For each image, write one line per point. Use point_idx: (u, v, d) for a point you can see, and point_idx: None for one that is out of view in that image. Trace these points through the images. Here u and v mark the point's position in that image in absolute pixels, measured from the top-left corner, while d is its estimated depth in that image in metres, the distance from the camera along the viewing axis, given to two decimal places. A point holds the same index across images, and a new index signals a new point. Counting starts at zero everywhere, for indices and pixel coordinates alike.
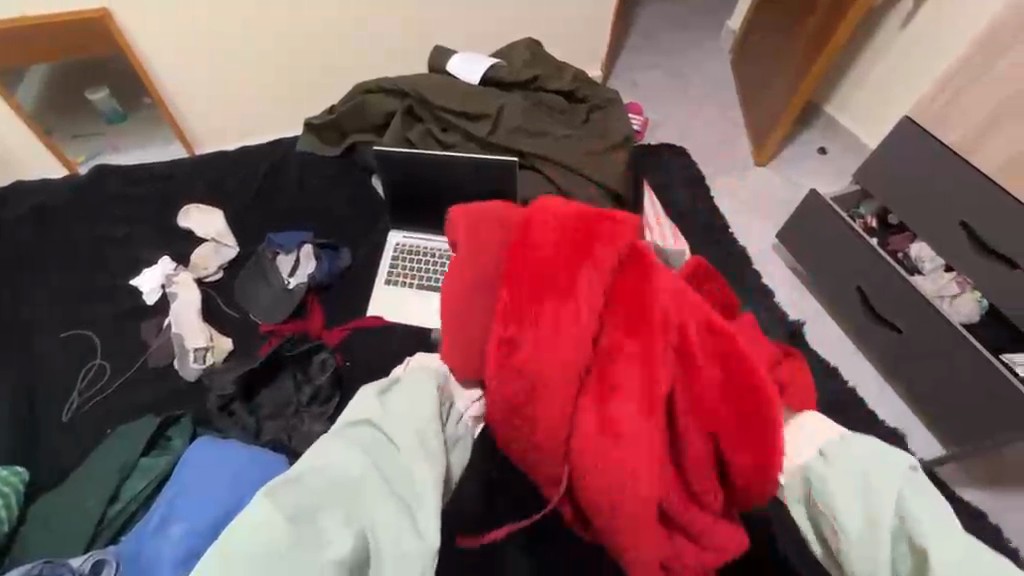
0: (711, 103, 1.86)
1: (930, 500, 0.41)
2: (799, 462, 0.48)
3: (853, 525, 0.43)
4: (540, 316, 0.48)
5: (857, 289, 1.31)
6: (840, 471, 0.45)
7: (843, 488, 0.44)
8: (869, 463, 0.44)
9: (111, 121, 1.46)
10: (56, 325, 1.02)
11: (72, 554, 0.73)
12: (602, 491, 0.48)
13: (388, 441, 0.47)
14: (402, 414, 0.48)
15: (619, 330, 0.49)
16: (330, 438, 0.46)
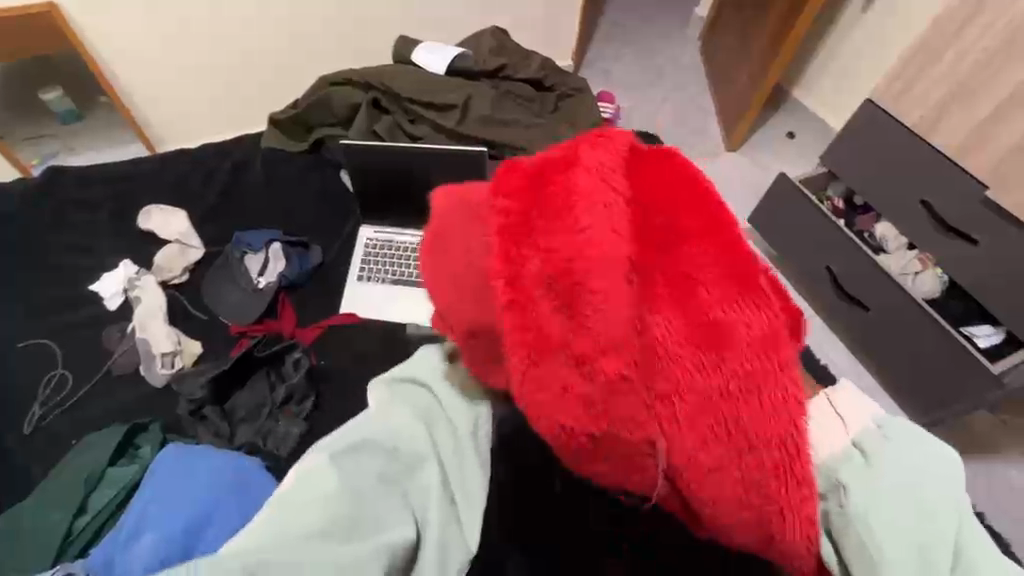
0: (682, 91, 1.87)
1: (979, 538, 0.35)
2: (829, 453, 0.37)
3: (903, 559, 0.34)
4: (563, 219, 0.34)
5: (826, 269, 1.34)
6: (890, 464, 0.36)
7: (896, 509, 0.35)
8: (927, 459, 0.36)
9: (65, 122, 1.39)
10: (12, 336, 0.97)
11: (37, 570, 0.70)
12: (713, 430, 0.33)
13: (447, 419, 0.41)
14: (458, 390, 0.42)
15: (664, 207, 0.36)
16: (386, 406, 0.41)
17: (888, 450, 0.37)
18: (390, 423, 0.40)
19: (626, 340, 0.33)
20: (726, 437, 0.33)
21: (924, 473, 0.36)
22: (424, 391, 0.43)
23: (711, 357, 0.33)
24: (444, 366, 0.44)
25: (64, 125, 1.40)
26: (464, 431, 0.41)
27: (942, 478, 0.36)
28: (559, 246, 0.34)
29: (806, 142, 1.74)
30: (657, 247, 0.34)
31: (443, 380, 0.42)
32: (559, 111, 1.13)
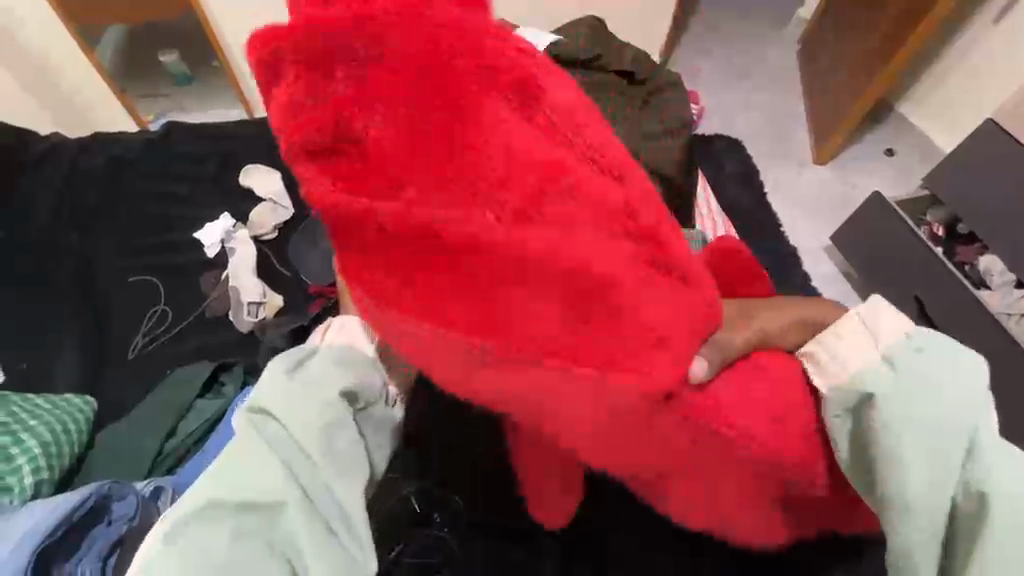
0: (772, 95, 1.78)
1: (1003, 435, 0.41)
2: (882, 357, 0.42)
3: (918, 462, 0.40)
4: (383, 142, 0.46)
5: (914, 298, 1.25)
6: (921, 377, 0.41)
7: (918, 421, 0.40)
8: (964, 378, 0.41)
9: (179, 83, 1.51)
10: (123, 271, 1.08)
11: (132, 480, 0.79)
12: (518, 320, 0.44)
13: (300, 450, 0.46)
14: (307, 407, 0.48)
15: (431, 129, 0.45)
16: (240, 443, 0.45)
17: (929, 350, 0.42)
18: (239, 470, 0.44)
19: (408, 164, 0.45)
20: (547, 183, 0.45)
21: (977, 380, 0.41)
22: (274, 420, 0.47)
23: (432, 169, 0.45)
24: (290, 384, 0.49)
25: (177, 86, 1.52)
26: (318, 448, 0.47)
27: (980, 377, 0.41)
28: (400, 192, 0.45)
29: (906, 161, 1.61)
30: (429, 67, 0.46)
31: (289, 411, 0.47)
32: (648, 105, 1.10)
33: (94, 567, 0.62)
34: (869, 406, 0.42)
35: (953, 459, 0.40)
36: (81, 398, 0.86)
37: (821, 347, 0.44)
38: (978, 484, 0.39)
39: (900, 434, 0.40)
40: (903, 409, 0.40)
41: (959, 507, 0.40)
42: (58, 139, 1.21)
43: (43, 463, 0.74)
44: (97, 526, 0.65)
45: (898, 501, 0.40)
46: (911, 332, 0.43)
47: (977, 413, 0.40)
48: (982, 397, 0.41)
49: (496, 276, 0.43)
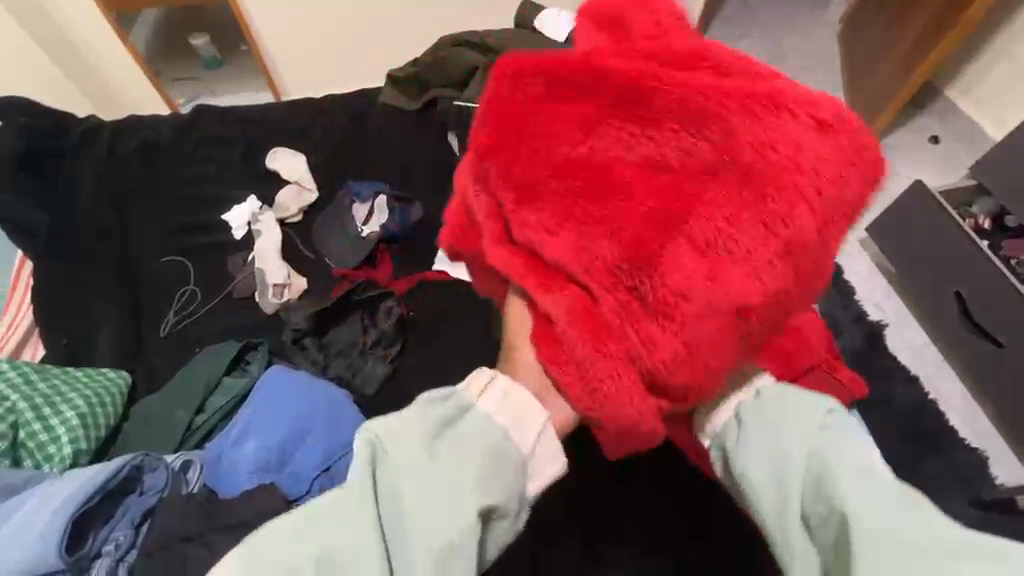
0: (811, 80, 1.71)
1: (852, 448, 0.46)
2: (736, 399, 0.54)
3: (759, 475, 0.49)
4: (636, 175, 0.47)
5: (955, 294, 1.19)
6: (767, 411, 0.51)
7: (756, 448, 0.50)
8: (795, 411, 0.50)
9: (209, 67, 1.55)
10: (157, 252, 1.11)
11: (164, 452, 0.82)
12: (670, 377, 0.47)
13: (407, 533, 0.43)
14: (441, 511, 0.43)
15: (711, 173, 0.46)
16: (359, 482, 0.44)
17: (780, 394, 0.52)
18: (348, 519, 0.42)
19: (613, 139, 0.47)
20: (755, 206, 0.45)
21: (805, 417, 0.49)
22: (398, 477, 0.44)
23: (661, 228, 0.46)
24: (430, 469, 0.44)
25: (208, 70, 1.55)
26: (427, 552, 0.42)
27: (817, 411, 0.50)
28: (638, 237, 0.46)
29: (949, 149, 1.55)
30: (726, 127, 0.46)
31: (416, 484, 0.44)
32: None
33: (127, 534, 0.65)
34: (730, 452, 0.52)
35: (799, 485, 0.47)
36: (115, 371, 0.88)
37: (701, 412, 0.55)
38: (829, 504, 0.44)
39: (752, 474, 0.49)
40: (750, 448, 0.50)
41: (825, 536, 0.45)
42: (94, 122, 1.25)
43: (81, 434, 0.78)
44: (129, 496, 0.68)
45: (776, 529, 0.47)
46: (759, 383, 0.54)
47: (814, 440, 0.48)
48: (828, 430, 0.48)
49: (669, 297, 0.45)
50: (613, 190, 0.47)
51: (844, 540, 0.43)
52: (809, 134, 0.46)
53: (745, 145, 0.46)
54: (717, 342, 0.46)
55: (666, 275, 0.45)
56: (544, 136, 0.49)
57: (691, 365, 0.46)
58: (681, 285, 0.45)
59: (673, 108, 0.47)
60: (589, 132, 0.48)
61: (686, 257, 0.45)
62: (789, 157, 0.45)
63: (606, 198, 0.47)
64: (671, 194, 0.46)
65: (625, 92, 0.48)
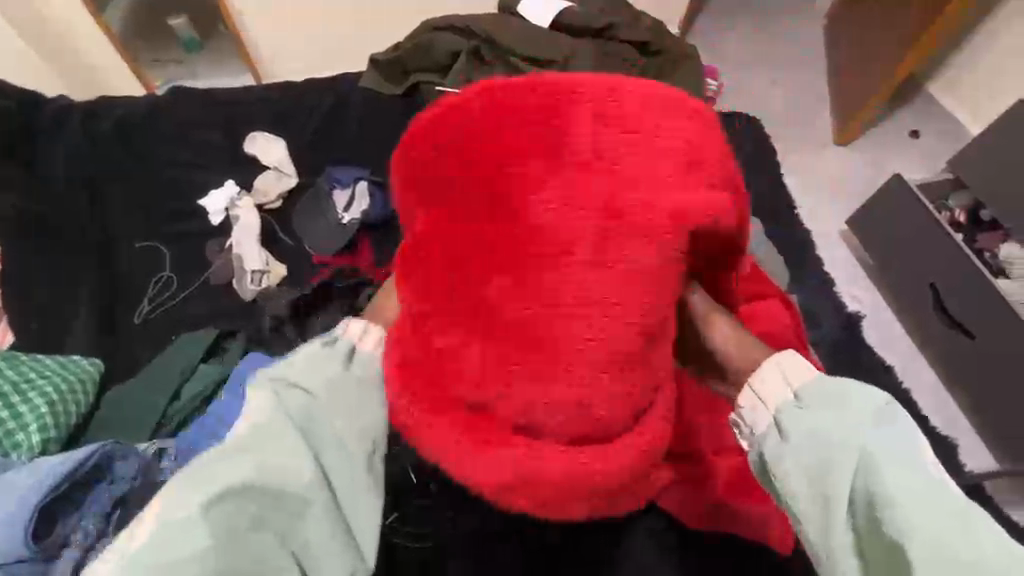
0: (796, 72, 1.71)
1: (903, 460, 0.44)
2: (777, 404, 0.53)
3: (802, 491, 0.48)
4: (487, 188, 0.53)
5: (930, 286, 1.22)
6: (810, 415, 0.50)
7: (797, 461, 0.49)
8: (842, 416, 0.48)
9: (189, 49, 1.50)
10: (131, 237, 1.08)
11: (139, 440, 0.81)
12: (526, 383, 0.50)
13: (333, 438, 0.51)
14: (355, 411, 0.52)
15: (542, 183, 0.52)
16: (265, 415, 0.48)
17: (825, 392, 0.50)
18: (267, 444, 0.47)
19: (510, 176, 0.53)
20: (585, 195, 0.52)
21: (852, 416, 0.47)
22: (306, 397, 0.51)
23: (511, 228, 0.52)
24: (339, 374, 0.53)
25: (188, 52, 1.51)
26: (351, 443, 0.51)
27: (866, 407, 0.48)
28: (520, 246, 0.52)
29: (932, 144, 1.54)
30: (556, 138, 0.54)
31: (326, 396, 0.51)
32: (662, 77, 1.07)
33: (95, 522, 0.64)
34: (769, 460, 0.51)
35: (845, 501, 0.45)
36: (88, 359, 0.86)
37: (742, 413, 0.56)
38: (879, 523, 0.43)
39: (796, 488, 0.48)
40: (791, 460, 0.49)
41: (879, 559, 0.43)
42: (66, 102, 1.21)
43: (50, 423, 0.76)
44: (98, 485, 0.67)
45: (819, 547, 0.47)
46: (799, 386, 0.53)
47: (862, 442, 0.46)
48: (876, 430, 0.47)
49: (507, 296, 0.52)
50: (467, 201, 0.54)
51: (893, 555, 0.42)
52: (652, 120, 0.56)
53: (576, 156, 0.53)
54: (565, 346, 0.50)
55: (541, 279, 0.51)
56: (429, 166, 0.56)
57: (554, 366, 0.50)
58: (519, 287, 0.51)
59: (510, 123, 0.54)
60: (440, 156, 0.56)
61: (569, 274, 0.51)
62: (599, 154, 0.53)
63: (501, 218, 0.53)
64: (524, 201, 0.52)
65: (503, 118, 0.55)
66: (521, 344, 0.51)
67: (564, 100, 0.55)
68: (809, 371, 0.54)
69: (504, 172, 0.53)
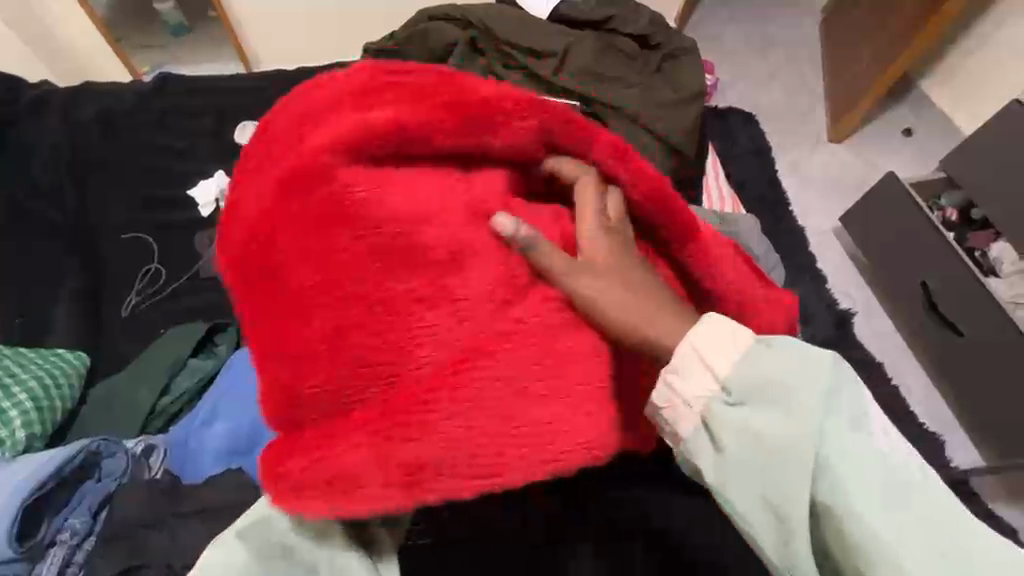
0: (792, 67, 1.71)
1: (862, 440, 0.39)
2: (704, 401, 0.42)
3: (751, 510, 0.40)
4: (279, 204, 0.45)
5: (921, 284, 1.23)
6: (747, 416, 0.40)
7: (740, 472, 0.40)
8: (794, 410, 0.39)
9: (176, 35, 1.47)
10: (117, 228, 1.06)
11: (127, 436, 0.80)
12: (359, 383, 0.42)
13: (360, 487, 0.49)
14: None
15: (316, 184, 0.44)
16: None
17: (769, 378, 0.41)
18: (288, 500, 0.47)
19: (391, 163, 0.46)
20: (376, 178, 0.45)
21: (810, 415, 0.39)
22: None
23: (311, 235, 0.44)
24: None
25: (176, 38, 1.48)
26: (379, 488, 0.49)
27: (819, 396, 0.39)
28: (319, 248, 0.43)
29: (925, 141, 1.55)
30: (326, 132, 0.47)
31: None
32: (662, 72, 1.06)
33: (85, 520, 0.62)
34: (706, 472, 0.42)
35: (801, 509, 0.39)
36: (75, 354, 0.84)
37: (656, 406, 0.44)
38: (836, 518, 0.38)
39: (740, 498, 0.40)
40: (733, 473, 0.40)
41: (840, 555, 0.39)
42: (49, 88, 1.17)
43: (35, 418, 0.74)
44: (86, 482, 0.65)
45: (775, 554, 0.40)
46: (723, 374, 0.42)
47: (814, 439, 0.39)
48: (831, 412, 0.40)
49: (327, 307, 0.43)
50: (266, 228, 0.45)
51: (849, 555, 0.38)
52: (369, 91, 0.50)
53: (343, 140, 0.46)
54: (374, 343, 0.42)
55: (349, 278, 0.43)
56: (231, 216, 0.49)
57: (375, 364, 0.42)
58: (328, 300, 0.43)
59: (295, 142, 0.48)
60: (240, 197, 0.49)
61: (361, 257, 0.43)
62: (360, 125, 0.46)
63: (293, 223, 0.44)
64: (310, 208, 0.44)
65: (266, 149, 0.50)
66: (345, 355, 0.42)
67: (320, 99, 0.50)
68: (732, 344, 0.42)
69: (287, 183, 0.46)
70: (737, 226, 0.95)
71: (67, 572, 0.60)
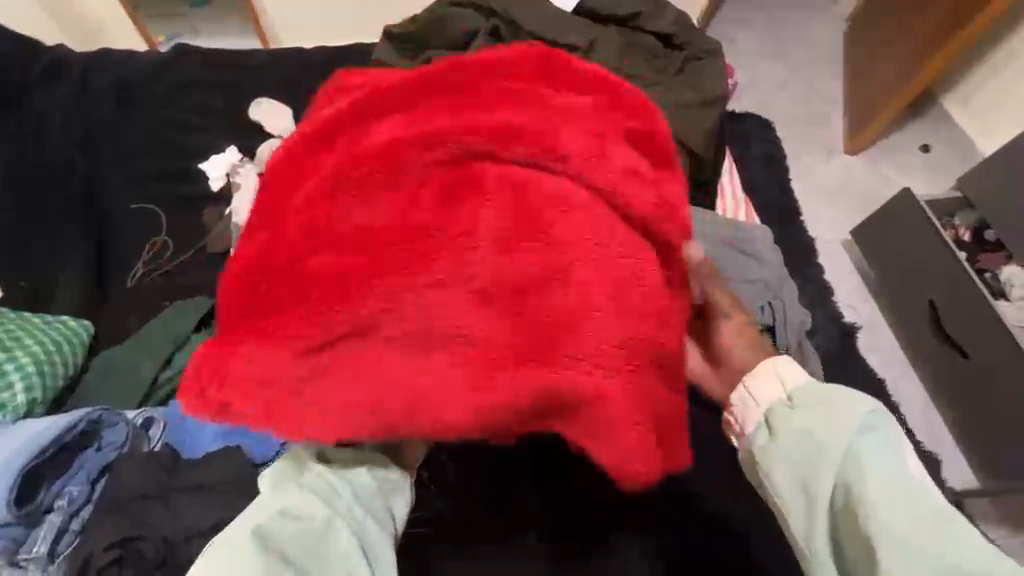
0: (814, 76, 1.69)
1: (888, 458, 0.43)
2: (767, 405, 0.51)
3: (787, 489, 0.47)
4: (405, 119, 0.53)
5: (929, 302, 1.22)
6: (800, 408, 0.48)
7: (784, 459, 0.47)
8: (840, 411, 0.45)
9: (194, 5, 1.45)
10: (125, 197, 1.05)
11: (127, 407, 0.80)
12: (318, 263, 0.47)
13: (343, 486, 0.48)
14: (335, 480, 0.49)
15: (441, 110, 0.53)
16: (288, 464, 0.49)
17: (820, 398, 0.47)
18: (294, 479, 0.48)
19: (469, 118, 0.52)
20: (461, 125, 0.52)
21: (847, 420, 0.45)
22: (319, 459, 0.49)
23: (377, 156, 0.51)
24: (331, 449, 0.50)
25: (192, 9, 1.47)
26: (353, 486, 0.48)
27: (856, 412, 0.45)
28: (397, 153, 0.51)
29: (943, 158, 1.53)
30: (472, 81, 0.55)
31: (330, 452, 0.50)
32: (684, 72, 1.04)
33: (82, 488, 0.63)
34: (759, 457, 0.49)
35: (827, 499, 0.44)
36: (76, 319, 0.84)
37: (731, 403, 0.54)
38: (857, 518, 0.42)
39: (782, 481, 0.47)
40: (779, 459, 0.47)
41: (854, 551, 0.43)
42: (64, 52, 1.17)
43: (36, 382, 0.74)
44: (86, 451, 0.65)
45: (802, 540, 0.46)
46: (793, 388, 0.50)
47: (850, 444, 0.44)
48: (867, 428, 0.44)
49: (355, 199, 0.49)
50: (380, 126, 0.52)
51: (862, 552, 0.42)
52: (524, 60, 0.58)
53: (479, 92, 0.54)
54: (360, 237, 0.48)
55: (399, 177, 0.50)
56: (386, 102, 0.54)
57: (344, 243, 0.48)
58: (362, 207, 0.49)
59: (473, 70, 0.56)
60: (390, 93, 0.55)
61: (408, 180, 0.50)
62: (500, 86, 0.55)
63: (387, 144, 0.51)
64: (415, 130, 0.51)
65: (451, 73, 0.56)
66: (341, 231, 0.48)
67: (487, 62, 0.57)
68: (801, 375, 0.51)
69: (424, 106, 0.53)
70: (753, 233, 0.93)
71: (63, 539, 0.60)
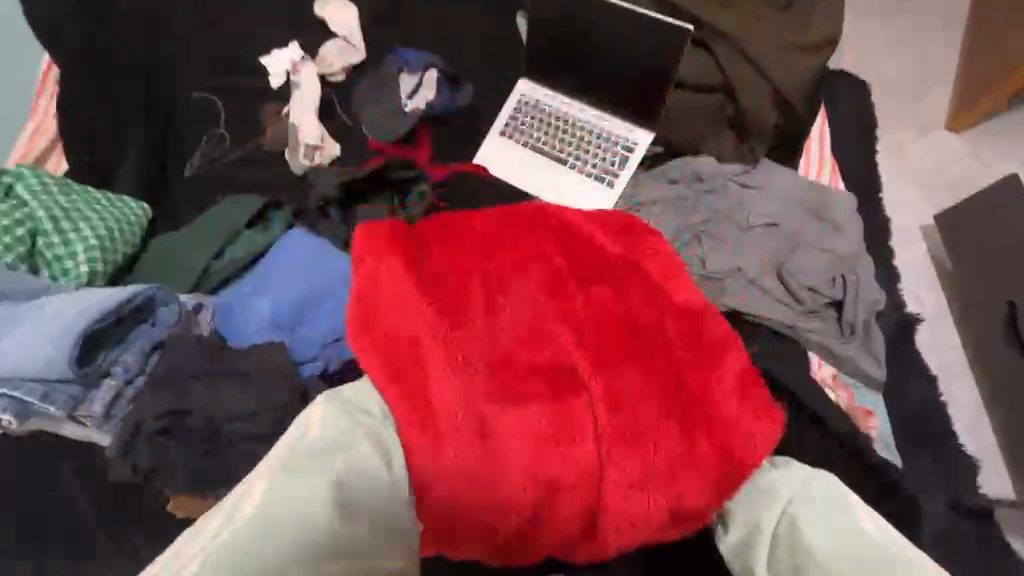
0: (929, 35, 1.49)
1: (830, 512, 0.55)
2: None
3: (734, 532, 0.60)
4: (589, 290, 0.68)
5: (1008, 302, 1.12)
6: (752, 483, 0.61)
7: (738, 509, 0.60)
8: (788, 480, 0.59)
9: None
10: (187, 85, 1.04)
11: (180, 289, 0.82)
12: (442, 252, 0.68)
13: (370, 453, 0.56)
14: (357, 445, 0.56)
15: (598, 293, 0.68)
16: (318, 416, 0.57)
17: (754, 479, 0.61)
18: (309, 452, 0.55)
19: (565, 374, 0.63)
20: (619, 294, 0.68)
21: (787, 485, 0.58)
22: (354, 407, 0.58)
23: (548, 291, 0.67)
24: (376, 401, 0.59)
25: None
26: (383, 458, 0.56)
27: (801, 477, 0.59)
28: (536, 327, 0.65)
29: None
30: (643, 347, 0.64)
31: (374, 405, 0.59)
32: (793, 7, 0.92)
33: (136, 359, 0.66)
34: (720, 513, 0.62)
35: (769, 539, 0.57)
36: (139, 202, 0.84)
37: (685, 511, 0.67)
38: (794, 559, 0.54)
39: (734, 529, 0.60)
40: (735, 512, 0.60)
41: None
42: None
43: (99, 258, 0.77)
44: (141, 324, 0.68)
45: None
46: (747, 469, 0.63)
47: (790, 502, 0.57)
48: (811, 489, 0.57)
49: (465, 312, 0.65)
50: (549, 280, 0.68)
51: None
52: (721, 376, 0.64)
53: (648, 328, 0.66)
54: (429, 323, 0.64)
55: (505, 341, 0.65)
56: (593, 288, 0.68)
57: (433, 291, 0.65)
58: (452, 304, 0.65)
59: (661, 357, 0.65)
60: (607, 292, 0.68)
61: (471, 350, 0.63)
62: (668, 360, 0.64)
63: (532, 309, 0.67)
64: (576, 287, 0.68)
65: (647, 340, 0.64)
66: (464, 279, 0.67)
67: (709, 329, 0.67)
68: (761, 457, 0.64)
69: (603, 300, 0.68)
70: (837, 199, 0.86)
71: (118, 403, 0.64)
